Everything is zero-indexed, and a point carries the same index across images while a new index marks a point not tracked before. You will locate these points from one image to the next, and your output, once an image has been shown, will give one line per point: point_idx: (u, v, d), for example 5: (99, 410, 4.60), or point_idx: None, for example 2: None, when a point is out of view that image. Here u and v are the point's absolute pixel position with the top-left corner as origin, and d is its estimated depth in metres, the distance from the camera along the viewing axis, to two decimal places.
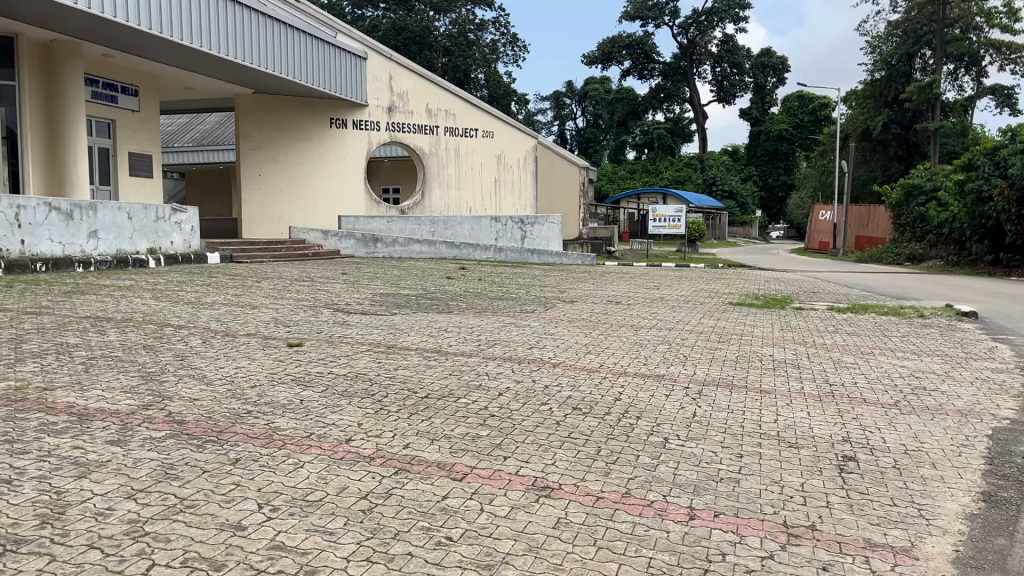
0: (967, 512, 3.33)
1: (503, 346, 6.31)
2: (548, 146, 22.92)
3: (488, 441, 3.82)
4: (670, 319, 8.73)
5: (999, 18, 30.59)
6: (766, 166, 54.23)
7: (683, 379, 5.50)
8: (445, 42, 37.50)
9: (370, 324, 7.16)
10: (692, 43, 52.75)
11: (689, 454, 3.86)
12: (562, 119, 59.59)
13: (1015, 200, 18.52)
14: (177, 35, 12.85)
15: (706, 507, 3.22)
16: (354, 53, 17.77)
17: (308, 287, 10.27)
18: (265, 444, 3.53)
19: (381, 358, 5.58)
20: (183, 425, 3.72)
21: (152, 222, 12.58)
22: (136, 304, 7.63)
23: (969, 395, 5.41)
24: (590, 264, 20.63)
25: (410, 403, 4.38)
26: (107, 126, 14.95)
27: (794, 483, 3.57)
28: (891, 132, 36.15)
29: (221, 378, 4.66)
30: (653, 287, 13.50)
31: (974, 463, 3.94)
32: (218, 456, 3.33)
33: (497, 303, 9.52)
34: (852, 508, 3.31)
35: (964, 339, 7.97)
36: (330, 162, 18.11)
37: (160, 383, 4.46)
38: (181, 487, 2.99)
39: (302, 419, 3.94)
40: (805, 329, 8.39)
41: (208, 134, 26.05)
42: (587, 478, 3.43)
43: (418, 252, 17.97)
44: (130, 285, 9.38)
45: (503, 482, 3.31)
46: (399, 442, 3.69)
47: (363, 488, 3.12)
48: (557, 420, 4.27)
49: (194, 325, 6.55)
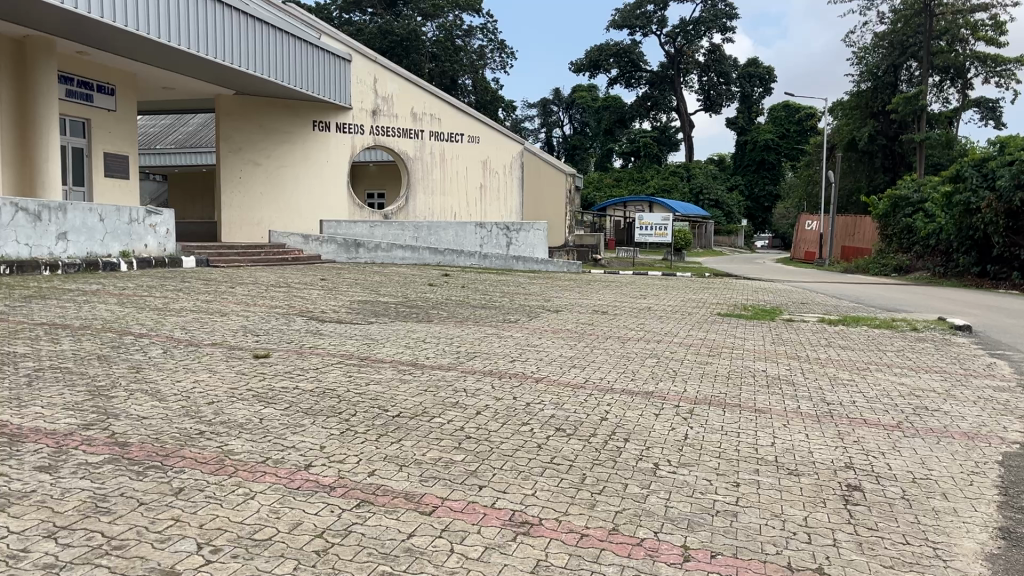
0: (987, 551, 3.03)
1: (484, 360, 6.00)
2: (537, 151, 22.45)
3: (463, 467, 3.49)
4: (658, 330, 8.47)
5: (985, 30, 30.58)
6: (752, 175, 54.18)
7: (674, 397, 5.19)
8: (433, 47, 37.28)
9: (345, 334, 6.82)
10: (679, 52, 52.95)
11: (682, 483, 3.55)
12: (549, 126, 59.09)
13: (1003, 212, 18.35)
14: (154, 33, 12.44)
15: (703, 547, 2.90)
16: (336, 55, 17.43)
17: (283, 292, 9.99)
18: (214, 471, 3.19)
19: (352, 371, 5.25)
20: (124, 448, 3.36)
21: (124, 225, 12.18)
22: (99, 310, 7.27)
23: (974, 417, 5.12)
24: (577, 272, 20.21)
25: (379, 424, 4.05)
26: (81, 125, 14.53)
27: (796, 517, 3.26)
28: (877, 142, 36.13)
29: (176, 395, 4.28)
30: (639, 297, 13.23)
31: (988, 494, 3.65)
32: (159, 486, 2.98)
33: (480, 312, 9.20)
34: (862, 547, 3.01)
35: (961, 355, 7.74)
36: (312, 165, 17.76)
37: (108, 400, 4.08)
38: (112, 524, 2.64)
39: (259, 441, 3.61)
40: (798, 342, 8.13)
41: (191, 135, 25.62)
42: (571, 512, 3.11)
43: (400, 257, 17.67)
44: (96, 289, 9.00)
45: (477, 517, 2.98)
46: (363, 469, 3.35)
47: (319, 525, 2.79)
48: (540, 443, 3.95)
49: (157, 334, 6.19)
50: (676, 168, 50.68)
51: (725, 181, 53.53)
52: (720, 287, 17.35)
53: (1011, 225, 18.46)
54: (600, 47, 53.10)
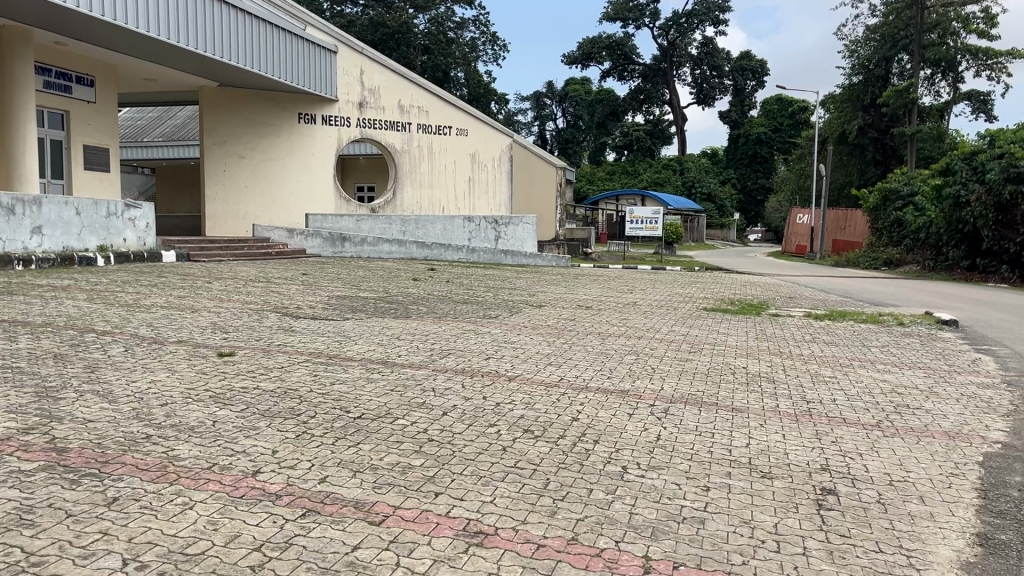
0: (964, 560, 2.89)
1: (457, 357, 5.84)
2: (526, 144, 22.13)
3: (421, 472, 3.35)
4: (641, 326, 8.31)
5: (976, 23, 30.30)
6: (745, 169, 54.02)
7: (648, 396, 5.02)
8: (424, 40, 37.15)
9: (317, 330, 6.67)
10: (671, 45, 52.45)
11: (650, 488, 3.41)
12: (542, 119, 59.35)
13: (993, 205, 18.30)
14: (131, 23, 12.14)
15: (664, 557, 2.76)
16: (322, 47, 17.23)
17: (261, 287, 9.83)
18: (155, 478, 3.03)
19: (317, 370, 5.08)
20: (61, 455, 3.20)
21: (102, 219, 11.94)
22: (67, 307, 7.08)
23: (956, 415, 4.98)
24: (566, 267, 19.97)
25: (338, 427, 3.88)
26: (60, 117, 14.28)
27: (766, 524, 3.12)
28: (868, 135, 36.05)
29: (128, 396, 4.12)
30: (626, 291, 13.04)
31: (967, 498, 3.51)
32: (92, 495, 2.83)
33: (462, 308, 9.02)
34: (833, 555, 2.87)
35: (946, 350, 7.59)
36: (298, 158, 17.57)
37: (53, 402, 3.91)
38: (33, 538, 2.49)
39: (209, 445, 3.45)
40: (782, 338, 7.98)
41: (178, 128, 25.29)
42: (529, 520, 2.97)
43: (387, 252, 17.51)
44: (66, 284, 8.80)
45: (429, 526, 2.83)
46: (314, 476, 3.19)
47: (258, 537, 2.63)
48: (505, 446, 3.81)
49: (119, 332, 5.98)
50: (668, 161, 50.56)
51: (717, 175, 53.36)
52: (709, 281, 17.12)
53: (1001, 218, 18.38)
54: (592, 39, 52.69)
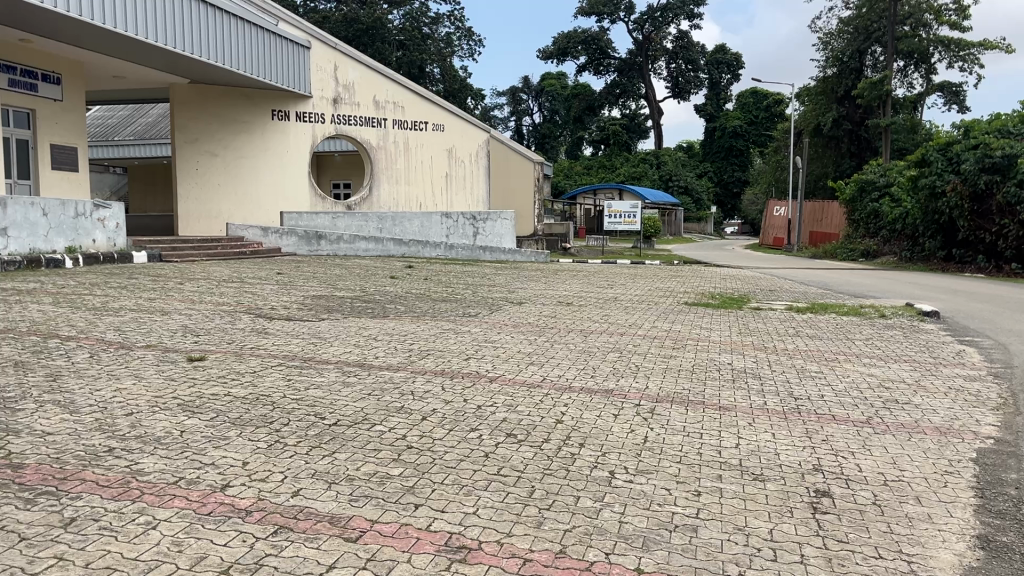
0: (966, 564, 2.78)
1: (437, 358, 5.67)
2: (504, 140, 21.88)
3: (399, 483, 3.18)
4: (622, 322, 8.21)
5: (948, 15, 30.72)
6: (721, 162, 54.18)
7: (632, 395, 4.90)
8: (399, 35, 36.75)
9: (292, 332, 6.47)
10: (647, 39, 52.25)
11: (640, 494, 3.28)
12: (519, 115, 59.24)
13: (968, 195, 18.40)
14: (98, 18, 11.83)
15: (657, 569, 2.63)
16: (294, 43, 16.95)
17: (235, 287, 9.65)
18: (115, 496, 2.85)
19: (291, 374, 4.90)
20: (17, 472, 3.00)
21: (70, 220, 11.64)
22: (31, 311, 6.82)
23: (946, 411, 4.89)
24: (545, 262, 19.73)
25: (312, 435, 3.71)
26: (26, 116, 13.90)
27: (760, 531, 3.00)
28: (842, 127, 36.23)
29: (91, 406, 3.91)
30: (606, 287, 12.91)
31: (964, 497, 3.42)
32: (48, 517, 2.64)
33: (441, 307, 8.84)
34: (832, 563, 2.74)
35: (930, 342, 7.56)
36: (272, 155, 17.29)
37: (11, 414, 3.71)
38: None
39: (174, 458, 3.27)
40: (765, 332, 7.89)
41: (149, 125, 24.82)
42: (515, 532, 2.82)
43: (363, 249, 17.28)
44: (32, 288, 8.54)
45: (408, 543, 2.67)
46: (286, 489, 3.03)
47: (227, 558, 2.46)
48: (487, 452, 3.66)
49: (85, 337, 5.76)
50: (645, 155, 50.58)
51: (694, 169, 53.44)
52: (688, 275, 17.00)
53: (977, 208, 18.49)
54: (568, 33, 52.55)
